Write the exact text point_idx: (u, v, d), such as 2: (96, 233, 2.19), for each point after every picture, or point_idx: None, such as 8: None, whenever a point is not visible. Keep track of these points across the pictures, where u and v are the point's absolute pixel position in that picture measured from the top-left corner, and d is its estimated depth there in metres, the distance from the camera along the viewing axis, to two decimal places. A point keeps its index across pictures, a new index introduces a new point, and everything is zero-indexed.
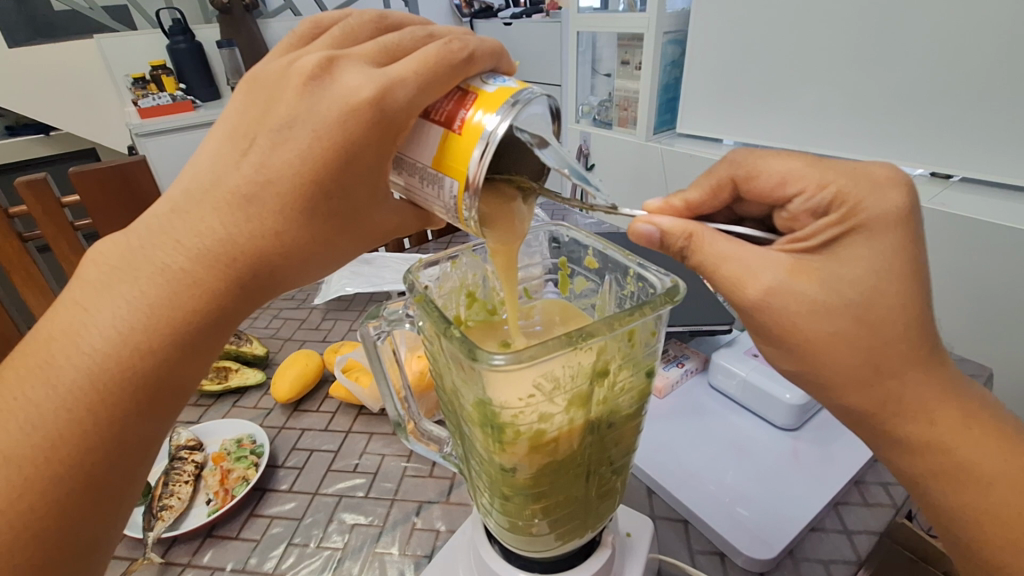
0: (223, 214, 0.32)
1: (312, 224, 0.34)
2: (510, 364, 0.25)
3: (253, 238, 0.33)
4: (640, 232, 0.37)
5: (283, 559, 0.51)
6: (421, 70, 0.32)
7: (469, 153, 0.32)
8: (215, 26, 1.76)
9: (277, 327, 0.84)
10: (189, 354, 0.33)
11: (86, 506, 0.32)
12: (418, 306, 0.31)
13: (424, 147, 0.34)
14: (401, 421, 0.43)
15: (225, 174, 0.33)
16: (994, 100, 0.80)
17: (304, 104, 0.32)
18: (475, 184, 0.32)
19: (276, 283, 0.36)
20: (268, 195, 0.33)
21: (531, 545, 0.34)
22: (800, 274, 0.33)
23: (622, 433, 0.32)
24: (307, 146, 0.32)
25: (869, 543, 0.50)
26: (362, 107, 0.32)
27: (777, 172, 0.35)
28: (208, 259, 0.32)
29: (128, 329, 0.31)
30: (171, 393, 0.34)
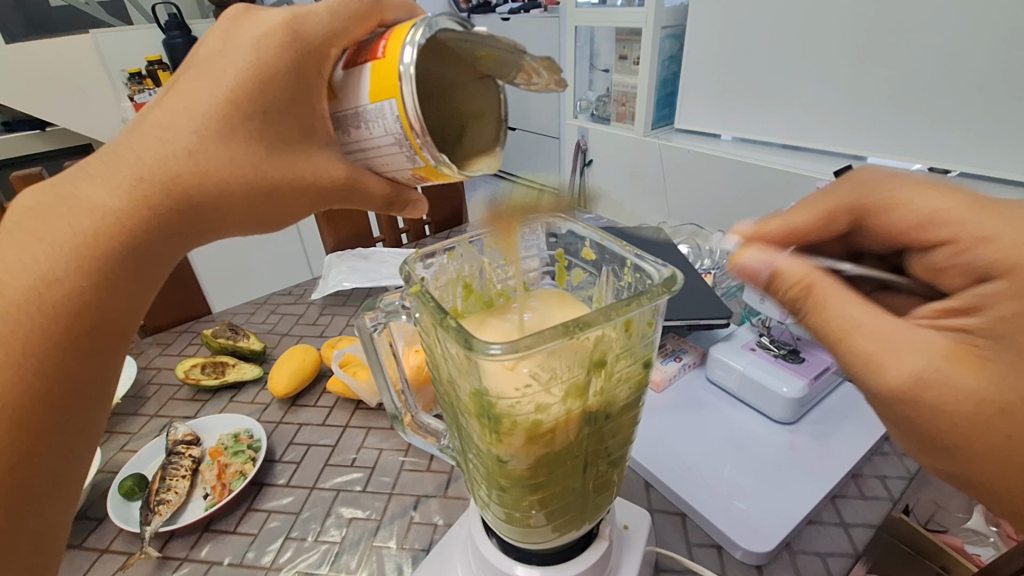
0: (144, 145, 0.34)
1: (235, 152, 0.35)
2: (506, 354, 0.25)
3: (167, 160, 0.34)
4: (747, 265, 0.37)
5: (280, 553, 0.51)
6: (332, 5, 0.36)
7: (394, 78, 0.32)
8: (211, 21, 1.75)
9: (274, 322, 0.84)
10: (118, 290, 0.34)
11: (23, 465, 0.31)
12: (415, 297, 0.31)
13: (354, 87, 0.34)
14: (398, 414, 0.42)
15: (152, 111, 0.35)
16: (993, 96, 0.80)
17: (225, 41, 0.36)
18: (413, 105, 0.32)
19: (203, 225, 0.36)
20: (185, 124, 0.34)
21: (529, 538, 0.34)
22: (961, 362, 0.29)
23: (619, 425, 0.32)
24: (222, 71, 0.34)
25: (866, 537, 0.50)
26: (275, 30, 0.35)
27: (923, 211, 0.33)
28: (130, 186, 0.34)
29: (61, 274, 0.32)
30: (104, 324, 0.34)
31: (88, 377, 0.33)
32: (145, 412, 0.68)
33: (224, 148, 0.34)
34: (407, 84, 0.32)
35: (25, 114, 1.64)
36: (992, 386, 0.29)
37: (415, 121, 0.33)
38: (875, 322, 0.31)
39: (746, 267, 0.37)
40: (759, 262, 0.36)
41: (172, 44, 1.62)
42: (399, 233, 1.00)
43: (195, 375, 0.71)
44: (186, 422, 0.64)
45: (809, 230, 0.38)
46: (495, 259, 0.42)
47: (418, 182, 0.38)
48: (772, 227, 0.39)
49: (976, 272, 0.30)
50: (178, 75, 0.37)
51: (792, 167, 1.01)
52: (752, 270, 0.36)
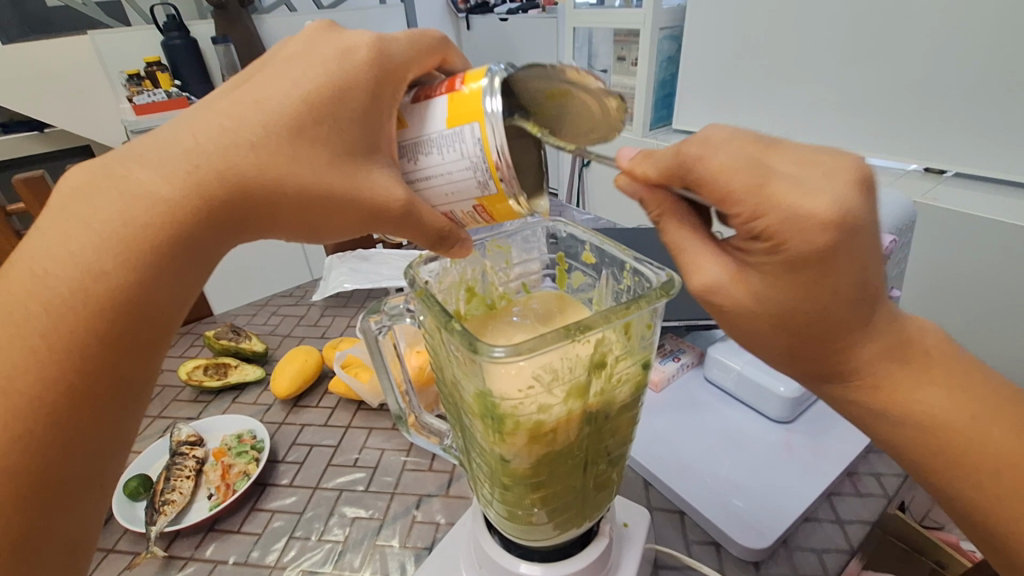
0: (206, 132, 0.33)
1: (298, 149, 0.34)
2: (510, 356, 0.26)
3: (227, 155, 0.33)
4: (619, 189, 0.34)
5: (285, 552, 0.52)
6: (408, 39, 0.39)
7: (480, 105, 0.34)
8: (209, 22, 1.76)
9: (276, 323, 0.85)
10: (166, 281, 0.33)
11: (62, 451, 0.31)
12: (419, 301, 0.32)
13: (430, 116, 0.36)
14: (402, 415, 0.43)
15: (217, 104, 0.34)
16: (986, 97, 0.81)
17: (305, 51, 0.36)
18: (497, 129, 0.34)
19: (248, 227, 0.35)
20: (257, 116, 0.33)
21: (531, 535, 0.35)
22: (739, 282, 0.32)
23: (618, 424, 0.33)
24: (299, 75, 0.35)
25: (861, 533, 0.51)
26: (358, 47, 0.36)
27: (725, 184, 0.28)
28: (178, 178, 0.32)
29: (106, 266, 0.31)
30: (146, 317, 0.33)
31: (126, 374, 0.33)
32: (150, 413, 0.69)
33: (291, 147, 0.33)
34: (495, 111, 0.34)
35: (23, 114, 1.64)
36: (760, 302, 0.32)
37: (499, 144, 0.34)
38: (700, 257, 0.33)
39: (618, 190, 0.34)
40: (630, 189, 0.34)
41: (170, 45, 1.63)
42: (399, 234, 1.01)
43: (198, 376, 0.71)
44: (190, 423, 0.65)
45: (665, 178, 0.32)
46: (497, 263, 0.43)
47: (474, 218, 0.39)
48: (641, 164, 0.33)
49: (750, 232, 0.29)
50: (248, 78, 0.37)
51: None
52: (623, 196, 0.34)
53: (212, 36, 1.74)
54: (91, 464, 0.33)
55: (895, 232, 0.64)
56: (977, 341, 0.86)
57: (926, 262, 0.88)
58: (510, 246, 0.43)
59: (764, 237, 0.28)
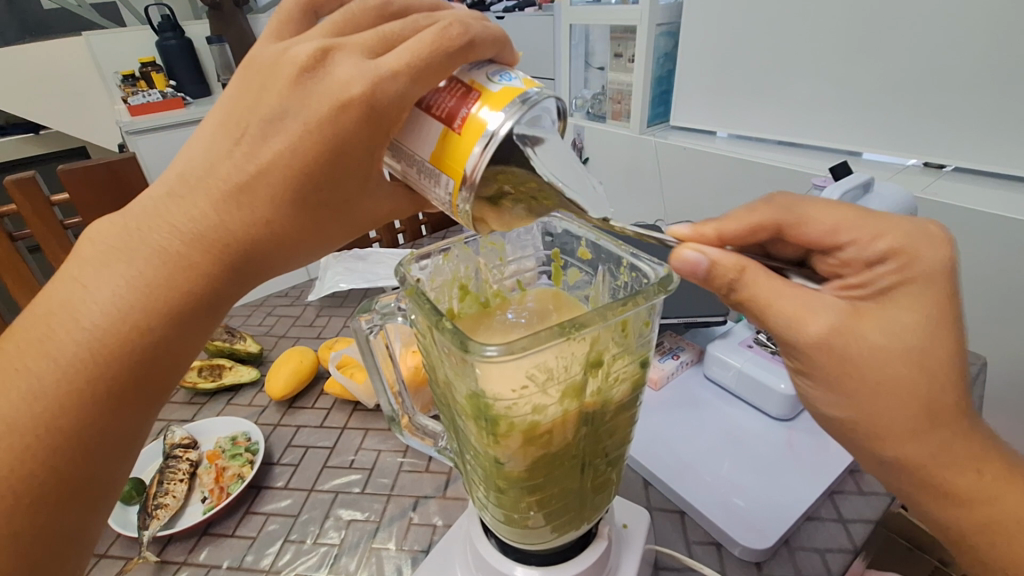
0: (220, 201, 0.33)
1: (302, 217, 0.35)
2: (502, 355, 0.25)
3: (245, 226, 0.33)
4: (684, 260, 0.34)
5: (279, 556, 0.51)
6: (413, 63, 0.32)
7: (469, 150, 0.31)
8: (204, 21, 1.74)
9: (271, 324, 0.84)
10: (188, 323, 0.33)
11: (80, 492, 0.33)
12: (410, 299, 0.31)
13: (421, 139, 0.33)
14: (395, 416, 0.42)
15: (218, 163, 0.33)
16: (985, 92, 0.80)
17: (300, 100, 0.32)
18: (477, 178, 0.32)
19: (267, 268, 0.36)
20: (263, 191, 0.33)
21: (528, 538, 0.34)
22: (858, 316, 0.33)
23: (616, 424, 0.32)
24: (296, 140, 0.32)
25: (865, 532, 0.50)
26: (353, 104, 0.32)
27: (826, 222, 0.36)
28: (203, 242, 0.33)
29: (131, 302, 0.31)
30: (168, 367, 0.34)
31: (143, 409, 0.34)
32: None
33: (292, 212, 0.34)
34: (481, 159, 0.31)
35: (17, 116, 1.63)
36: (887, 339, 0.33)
37: (467, 193, 0.32)
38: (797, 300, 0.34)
39: (683, 265, 0.34)
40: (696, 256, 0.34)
41: (164, 45, 1.63)
42: (395, 233, 1.00)
43: (191, 378, 0.70)
44: (184, 426, 0.64)
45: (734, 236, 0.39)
46: (491, 260, 0.42)
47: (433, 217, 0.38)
48: (705, 227, 0.39)
49: (872, 257, 0.34)
50: (237, 117, 0.33)
51: (787, 163, 1.01)
52: (690, 263, 0.34)
53: (206, 35, 1.73)
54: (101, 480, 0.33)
55: None
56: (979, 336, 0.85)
57: None
58: (504, 242, 0.42)
59: (891, 258, 0.33)
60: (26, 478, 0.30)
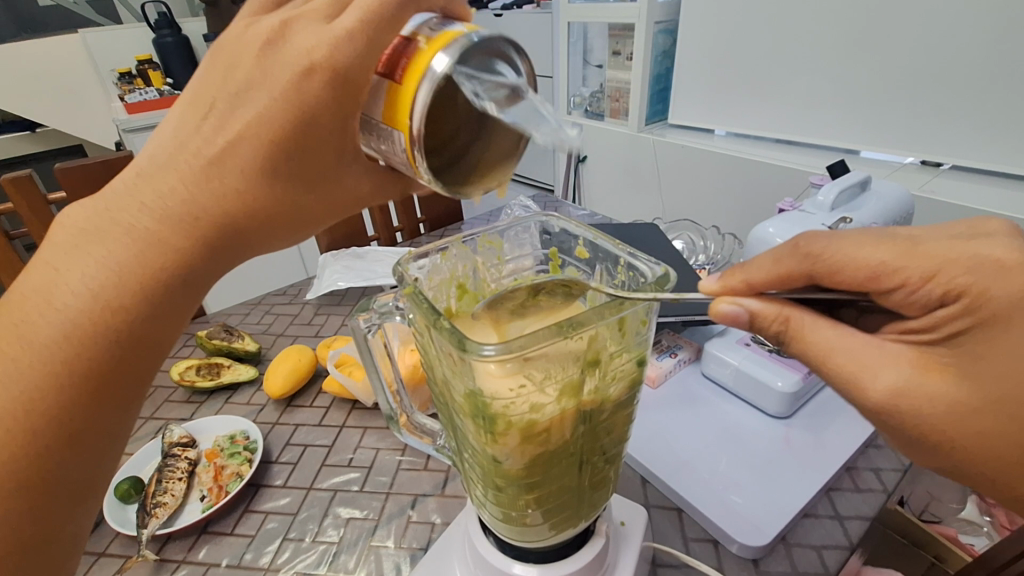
0: (188, 175, 0.32)
1: (281, 191, 0.34)
2: (500, 354, 0.25)
3: (217, 200, 0.32)
4: (727, 314, 0.33)
5: (278, 554, 0.51)
6: (367, 17, 0.31)
7: (409, 100, 0.30)
8: (201, 19, 1.74)
9: (269, 323, 0.84)
10: (168, 307, 0.33)
11: (64, 475, 0.32)
12: (408, 298, 0.31)
13: (372, 100, 0.32)
14: (394, 414, 0.42)
15: (188, 138, 0.32)
16: (983, 91, 0.80)
17: (262, 72, 0.32)
18: (421, 129, 0.30)
19: (248, 246, 0.35)
20: (234, 163, 0.32)
21: (526, 536, 0.34)
22: (929, 369, 0.30)
23: (613, 422, 0.32)
24: (264, 110, 0.32)
25: (861, 529, 0.50)
26: (313, 66, 0.31)
27: (867, 264, 0.29)
28: (173, 219, 0.32)
29: (110, 290, 0.31)
30: (144, 347, 0.33)
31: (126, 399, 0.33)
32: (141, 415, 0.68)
33: (267, 185, 0.33)
34: (421, 108, 0.30)
35: (14, 114, 1.63)
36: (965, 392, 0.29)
37: (417, 146, 0.31)
38: (842, 341, 0.31)
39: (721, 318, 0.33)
40: (739, 310, 0.32)
41: (161, 42, 1.62)
42: (393, 231, 1.00)
43: (190, 377, 0.70)
44: (182, 424, 0.64)
45: (766, 285, 0.32)
46: (488, 258, 0.42)
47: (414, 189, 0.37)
48: (731, 280, 0.33)
49: (931, 303, 0.29)
50: (202, 97, 0.32)
51: (785, 162, 1.01)
52: (730, 318, 0.32)
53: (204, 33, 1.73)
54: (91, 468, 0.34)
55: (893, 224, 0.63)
56: None
57: None
58: (502, 241, 0.42)
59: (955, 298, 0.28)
60: (8, 461, 0.30)
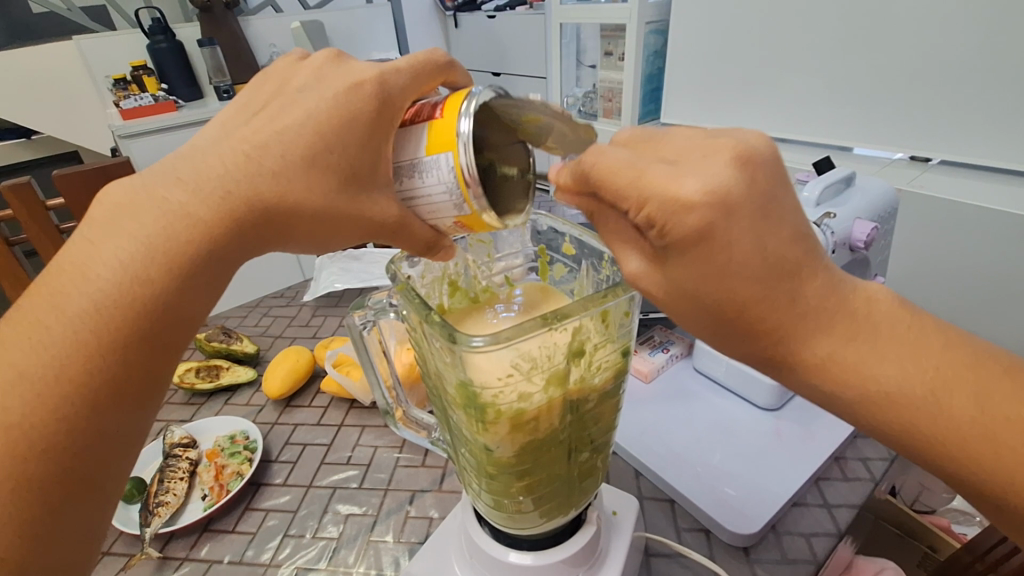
0: (227, 162, 0.33)
1: (313, 182, 0.34)
2: (488, 345, 0.26)
3: (249, 184, 0.33)
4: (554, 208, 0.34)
5: (279, 551, 0.52)
6: (412, 66, 0.39)
7: (453, 145, 0.34)
8: (196, 24, 1.75)
9: (267, 325, 0.85)
10: (187, 294, 0.32)
11: (79, 458, 0.31)
12: (401, 295, 0.32)
13: (413, 148, 0.36)
14: (390, 409, 0.44)
15: (235, 129, 0.35)
16: (968, 86, 0.82)
17: (315, 83, 0.36)
18: (468, 161, 0.34)
19: (274, 239, 0.35)
20: (271, 153, 0.33)
21: (518, 524, 0.36)
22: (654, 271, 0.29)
23: (601, 412, 0.34)
24: (313, 107, 0.35)
25: (849, 516, 0.51)
26: (365, 85, 0.36)
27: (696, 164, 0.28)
28: (207, 196, 0.32)
29: (137, 264, 0.31)
30: (173, 325, 0.32)
31: (143, 393, 0.33)
32: None
33: (303, 178, 0.34)
34: (466, 148, 0.34)
35: (9, 122, 1.63)
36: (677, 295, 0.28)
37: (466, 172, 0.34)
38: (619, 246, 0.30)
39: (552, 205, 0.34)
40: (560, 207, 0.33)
41: (156, 48, 1.63)
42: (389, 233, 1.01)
43: (189, 379, 0.71)
44: (183, 426, 0.65)
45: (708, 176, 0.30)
46: (479, 256, 0.43)
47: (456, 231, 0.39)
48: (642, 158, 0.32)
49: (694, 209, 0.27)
50: (271, 105, 0.36)
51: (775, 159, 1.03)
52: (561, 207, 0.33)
53: (198, 38, 1.74)
54: (102, 467, 0.32)
55: (878, 219, 0.65)
56: (969, 323, 0.87)
57: (912, 249, 0.89)
58: (492, 240, 0.43)
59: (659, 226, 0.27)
60: (35, 429, 0.30)
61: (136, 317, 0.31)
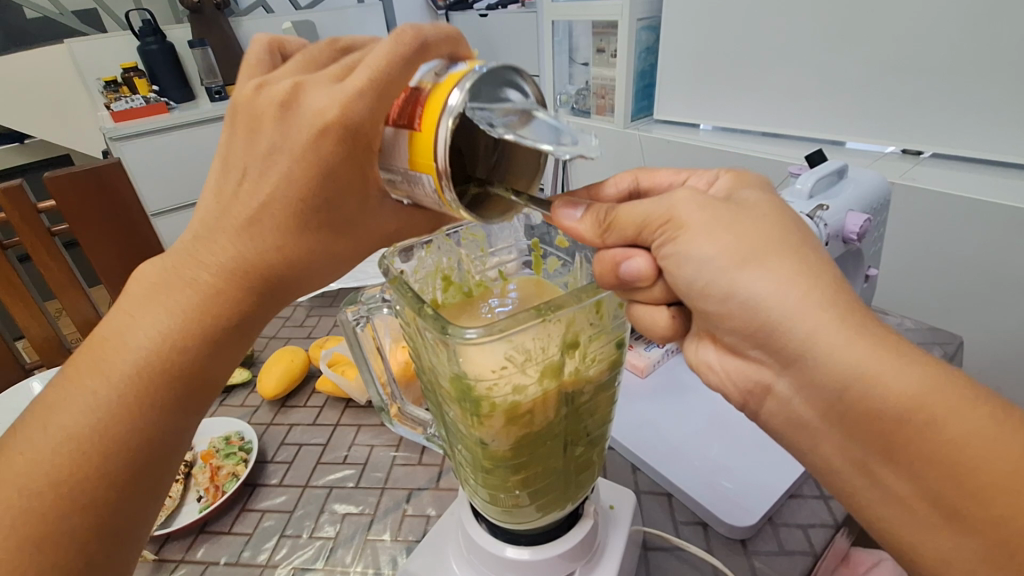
0: (240, 233, 0.35)
1: (311, 242, 0.36)
2: (482, 337, 0.26)
3: (261, 255, 0.35)
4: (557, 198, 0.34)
5: (276, 551, 0.52)
6: (375, 78, 0.32)
7: (433, 146, 0.31)
8: (187, 26, 1.74)
9: (261, 325, 0.84)
10: (217, 353, 0.36)
11: (123, 515, 0.34)
12: (394, 288, 0.32)
13: (399, 151, 0.33)
14: (385, 406, 0.43)
15: (229, 201, 0.35)
16: (958, 79, 0.82)
17: (281, 141, 0.34)
18: (446, 163, 0.31)
19: (286, 294, 0.38)
20: (269, 222, 0.35)
21: (516, 518, 0.35)
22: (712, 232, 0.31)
23: (596, 404, 0.34)
24: (291, 169, 0.34)
25: (846, 506, 0.52)
26: (329, 128, 0.33)
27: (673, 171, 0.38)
28: (230, 269, 0.35)
29: (177, 335, 0.34)
30: (204, 385, 0.36)
31: (178, 443, 0.35)
32: None
33: (299, 240, 0.36)
34: (443, 146, 0.30)
35: None
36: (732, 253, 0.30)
37: (444, 178, 0.31)
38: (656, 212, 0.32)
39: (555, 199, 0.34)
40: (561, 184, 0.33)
41: (146, 50, 1.62)
42: None
43: None
44: None
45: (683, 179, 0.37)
46: (473, 250, 0.43)
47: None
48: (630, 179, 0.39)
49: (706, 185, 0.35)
50: (245, 167, 0.35)
51: (768, 154, 1.03)
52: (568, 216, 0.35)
53: (188, 39, 1.73)
54: (141, 518, 0.35)
55: (871, 210, 0.65)
56: (961, 314, 0.88)
57: (905, 242, 0.90)
58: (486, 234, 0.43)
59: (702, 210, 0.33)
60: (87, 497, 0.32)
61: (174, 377, 0.34)
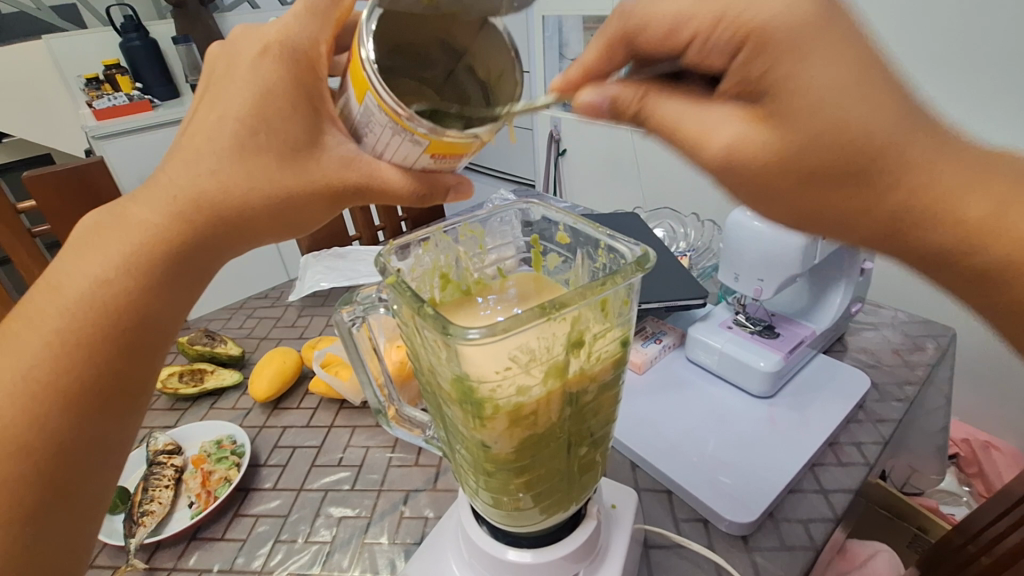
0: (177, 170, 0.34)
1: (253, 170, 0.35)
2: (485, 337, 0.25)
3: (203, 185, 0.34)
4: (583, 105, 0.33)
5: (271, 556, 0.51)
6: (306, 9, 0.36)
7: (359, 66, 0.30)
8: (170, 22, 1.71)
9: (252, 327, 0.83)
10: (170, 297, 0.35)
11: (68, 480, 0.33)
12: (391, 288, 0.31)
13: (348, 98, 0.33)
14: (382, 408, 0.42)
15: (179, 142, 0.36)
16: None
17: (230, 67, 0.36)
18: (381, 85, 0.30)
19: (232, 238, 0.36)
20: (206, 150, 0.34)
21: (518, 521, 0.35)
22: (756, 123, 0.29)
23: (600, 404, 0.33)
24: (231, 91, 0.35)
25: (846, 501, 0.51)
26: (270, 50, 0.35)
27: (666, 18, 0.30)
28: (177, 209, 0.34)
29: (110, 275, 0.33)
30: (153, 337, 0.35)
31: (127, 393, 0.35)
32: None
33: (243, 151, 0.34)
34: (368, 64, 0.29)
35: None
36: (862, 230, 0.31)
37: (380, 92, 0.30)
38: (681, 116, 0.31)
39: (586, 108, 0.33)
40: (595, 97, 0.32)
41: (129, 47, 1.59)
42: (375, 231, 0.99)
43: (172, 384, 0.69)
44: (167, 431, 0.63)
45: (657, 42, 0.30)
46: (470, 248, 0.42)
47: (442, 166, 0.35)
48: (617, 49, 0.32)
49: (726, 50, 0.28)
50: (203, 107, 0.36)
51: None
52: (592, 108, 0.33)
53: (172, 36, 1.70)
54: (88, 475, 0.34)
55: None
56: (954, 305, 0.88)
57: None
58: (483, 230, 0.42)
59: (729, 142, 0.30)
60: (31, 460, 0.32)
61: (117, 325, 0.33)
